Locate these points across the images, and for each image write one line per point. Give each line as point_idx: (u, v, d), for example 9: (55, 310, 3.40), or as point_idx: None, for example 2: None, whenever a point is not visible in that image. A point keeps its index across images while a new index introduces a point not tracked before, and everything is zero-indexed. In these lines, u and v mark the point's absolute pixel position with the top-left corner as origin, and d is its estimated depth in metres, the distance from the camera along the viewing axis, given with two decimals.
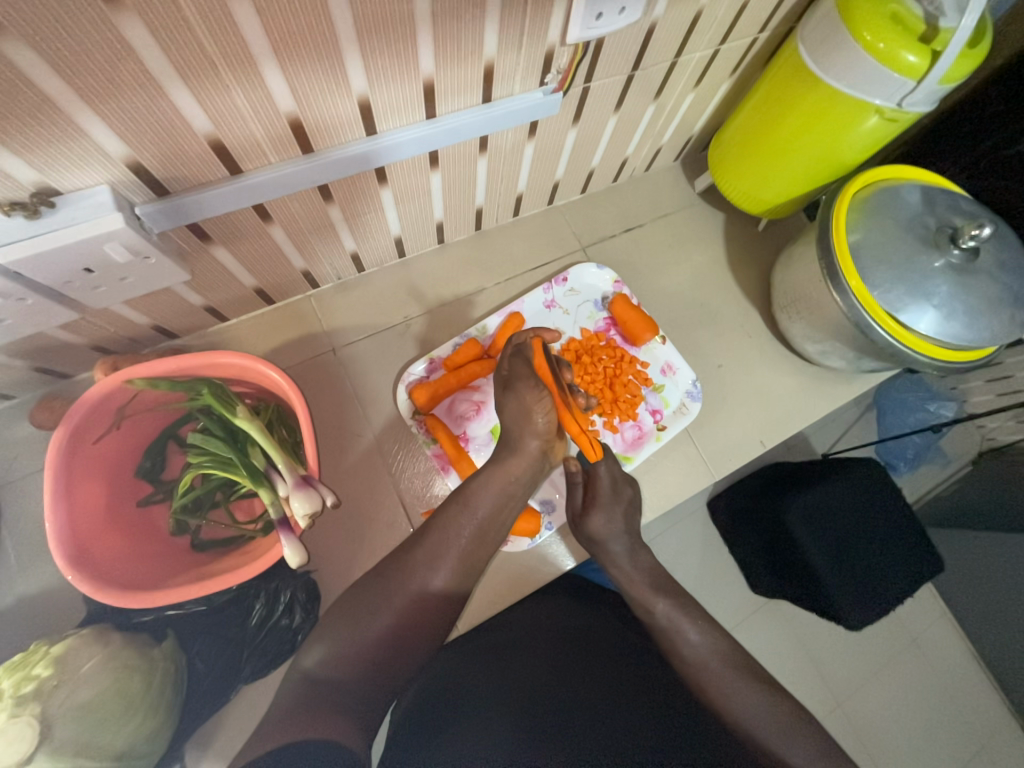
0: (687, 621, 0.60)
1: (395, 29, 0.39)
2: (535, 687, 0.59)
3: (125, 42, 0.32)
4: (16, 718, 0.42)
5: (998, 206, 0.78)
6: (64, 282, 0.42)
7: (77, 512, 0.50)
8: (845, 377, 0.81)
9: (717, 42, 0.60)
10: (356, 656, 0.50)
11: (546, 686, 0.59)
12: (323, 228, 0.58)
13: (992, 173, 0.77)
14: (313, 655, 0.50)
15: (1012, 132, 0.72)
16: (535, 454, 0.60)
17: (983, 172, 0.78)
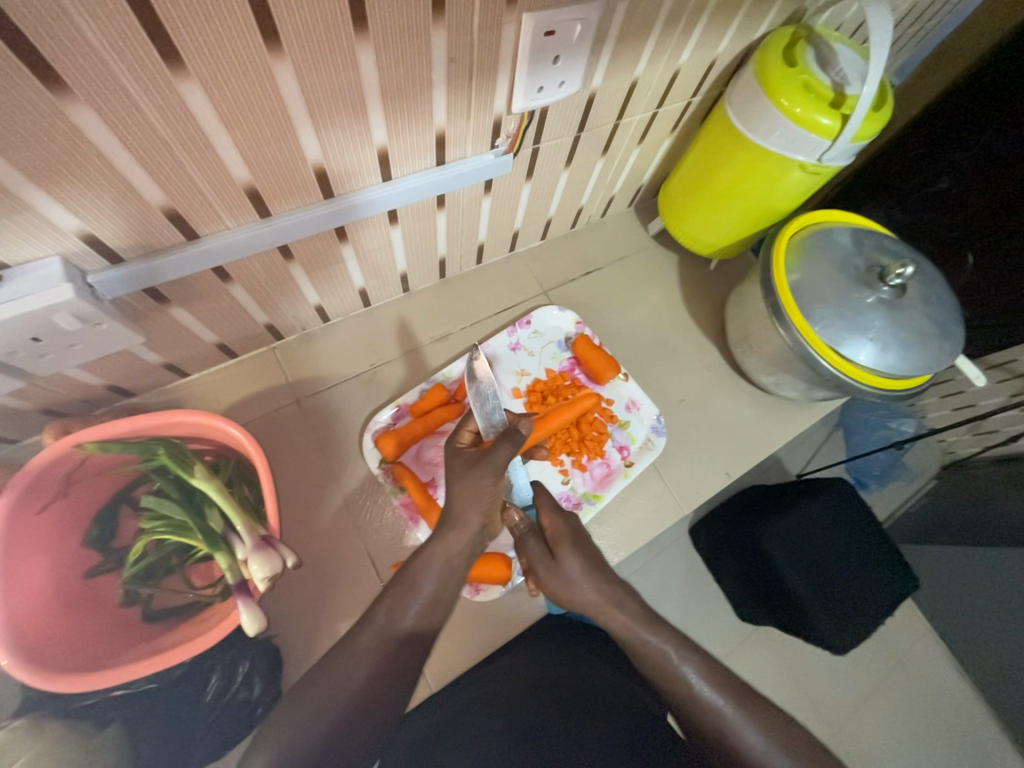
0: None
1: (345, 104, 0.42)
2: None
3: (75, 126, 0.33)
4: None
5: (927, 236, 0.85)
6: (9, 353, 0.41)
7: (16, 589, 0.47)
8: (801, 405, 0.84)
9: (655, 105, 0.66)
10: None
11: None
12: (284, 284, 0.59)
13: (918, 207, 0.84)
14: None
15: (931, 172, 0.79)
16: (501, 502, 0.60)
17: (911, 206, 0.84)
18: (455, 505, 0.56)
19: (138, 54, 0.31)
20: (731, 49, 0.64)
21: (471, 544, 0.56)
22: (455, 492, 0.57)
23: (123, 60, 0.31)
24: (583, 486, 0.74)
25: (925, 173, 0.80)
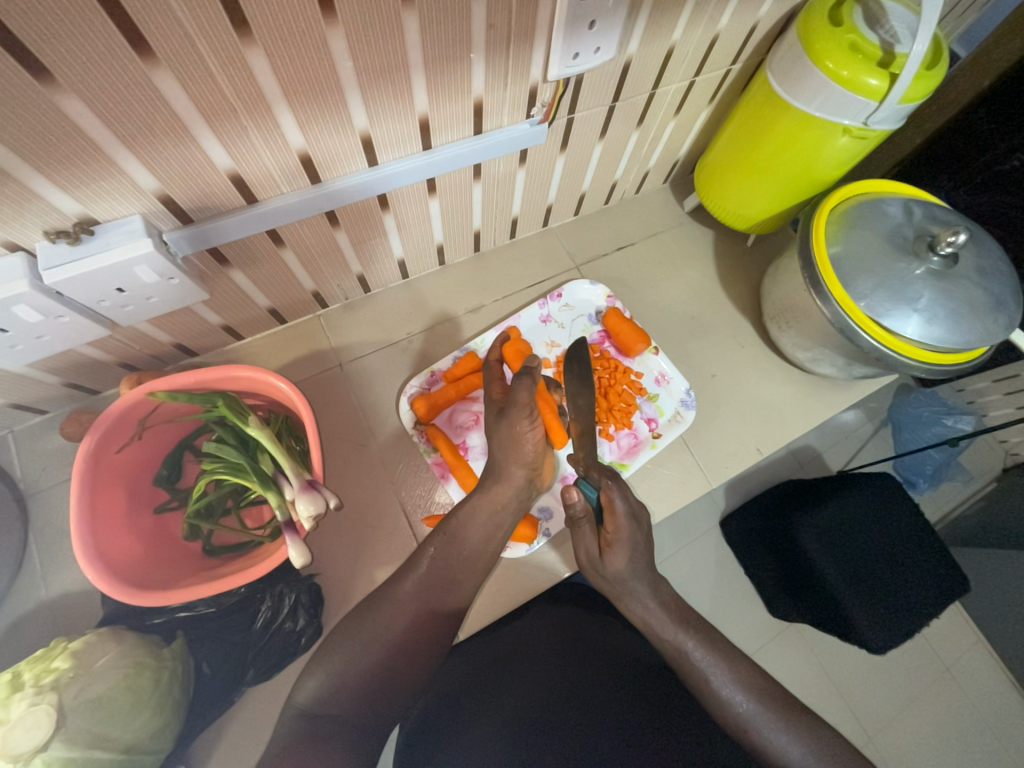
0: (694, 640, 0.56)
1: (391, 74, 0.45)
2: (548, 706, 0.57)
3: (158, 91, 0.37)
4: (35, 705, 0.45)
5: (996, 213, 0.82)
6: (98, 301, 0.47)
7: (99, 514, 0.53)
8: (841, 384, 0.82)
9: (692, 74, 0.65)
10: (354, 669, 0.50)
11: (561, 703, 0.57)
12: (331, 251, 0.63)
13: (986, 184, 0.80)
14: (305, 693, 0.49)
15: (1002, 148, 0.76)
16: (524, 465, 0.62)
17: (977, 184, 0.81)
18: (499, 460, 0.62)
19: (212, 24, 0.35)
20: (773, 12, 0.62)
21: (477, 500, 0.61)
22: (498, 447, 0.62)
23: (201, 31, 0.35)
24: (609, 454, 0.75)
25: (996, 149, 0.76)
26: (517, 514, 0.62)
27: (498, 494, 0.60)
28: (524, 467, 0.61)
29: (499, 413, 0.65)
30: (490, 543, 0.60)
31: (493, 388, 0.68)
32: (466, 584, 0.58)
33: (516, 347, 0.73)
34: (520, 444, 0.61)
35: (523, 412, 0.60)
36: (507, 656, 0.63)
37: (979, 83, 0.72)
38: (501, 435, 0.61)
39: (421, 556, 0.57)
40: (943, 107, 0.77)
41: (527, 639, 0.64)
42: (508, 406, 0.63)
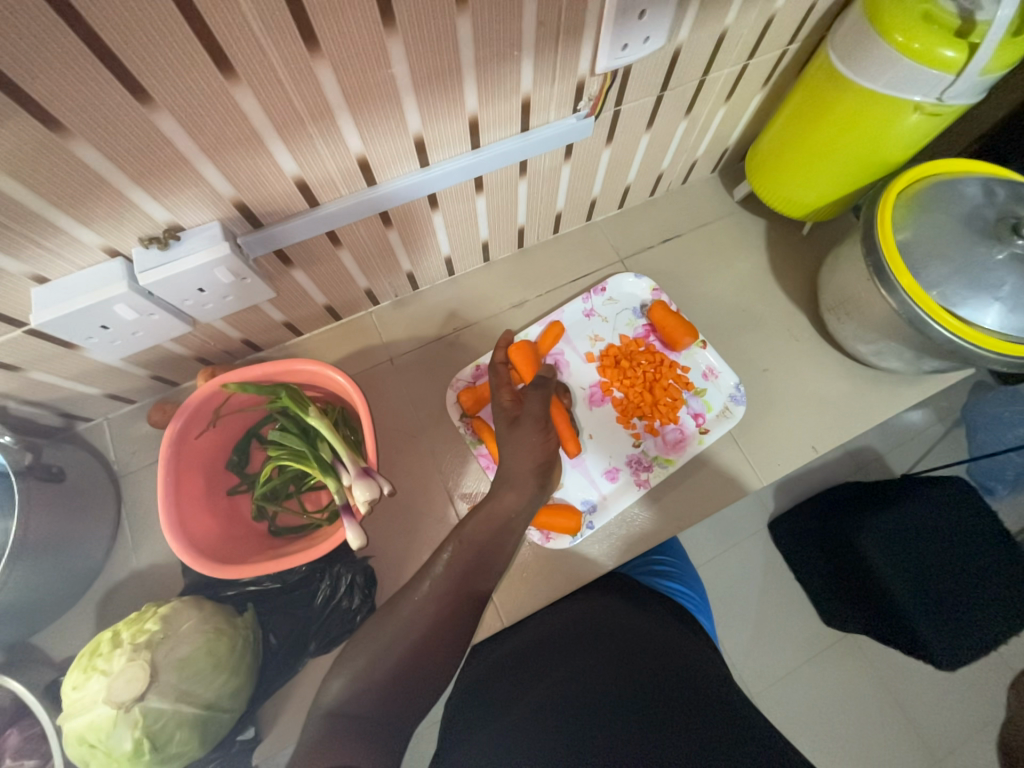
0: None
1: (445, 78, 0.46)
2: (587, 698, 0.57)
3: (237, 105, 0.40)
4: (133, 661, 0.50)
5: None
6: (182, 300, 0.52)
7: (182, 494, 0.59)
8: (906, 380, 0.78)
9: (745, 58, 0.63)
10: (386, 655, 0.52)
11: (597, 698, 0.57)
12: (384, 250, 0.66)
13: None
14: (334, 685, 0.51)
15: None
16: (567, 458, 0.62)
17: None
18: (511, 468, 0.62)
19: (286, 41, 0.37)
20: None
21: (513, 504, 0.61)
22: (507, 455, 0.64)
23: (277, 49, 0.38)
24: (654, 449, 0.74)
25: None
26: (528, 521, 0.62)
27: (508, 501, 0.60)
28: (535, 473, 0.63)
29: (512, 423, 0.66)
30: (502, 548, 0.58)
31: (501, 397, 0.68)
32: (489, 581, 0.57)
33: (524, 352, 0.72)
34: (534, 450, 0.63)
35: (537, 424, 0.64)
36: (542, 645, 0.63)
37: None
38: (510, 446, 0.64)
39: (434, 563, 0.57)
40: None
41: (562, 628, 0.65)
42: (520, 418, 0.65)
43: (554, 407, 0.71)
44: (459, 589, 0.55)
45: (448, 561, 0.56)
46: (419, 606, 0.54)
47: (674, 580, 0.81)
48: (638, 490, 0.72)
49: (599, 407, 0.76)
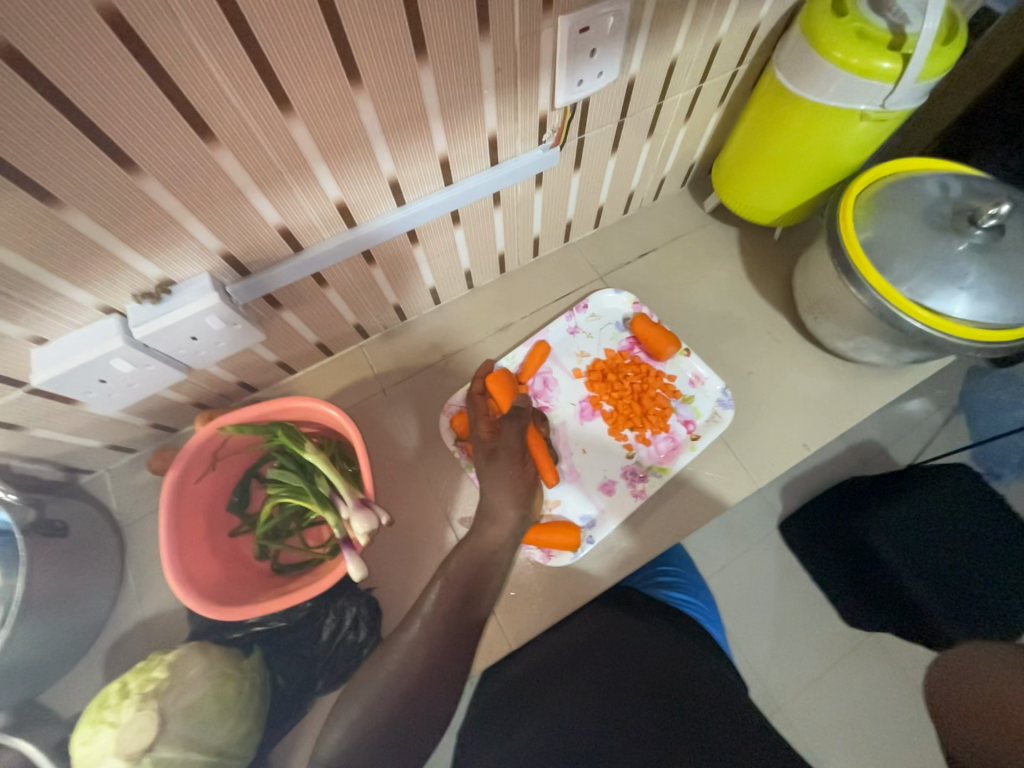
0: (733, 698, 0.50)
1: (413, 124, 0.49)
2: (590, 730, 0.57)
3: (219, 166, 0.43)
4: (141, 710, 0.50)
5: None
6: (176, 350, 0.54)
7: (184, 539, 0.59)
8: (890, 372, 0.79)
9: (697, 81, 0.67)
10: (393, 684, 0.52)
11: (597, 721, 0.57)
12: (369, 287, 0.68)
13: None
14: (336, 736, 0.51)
15: None
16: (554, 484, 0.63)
17: None
18: (491, 501, 0.63)
19: (263, 108, 0.41)
20: (774, 13, 0.64)
21: (508, 537, 0.62)
22: (488, 488, 0.64)
23: (253, 113, 0.41)
24: (649, 459, 0.75)
25: None
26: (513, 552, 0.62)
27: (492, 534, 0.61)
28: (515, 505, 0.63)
29: (489, 454, 0.66)
30: (489, 579, 0.60)
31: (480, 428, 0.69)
32: (483, 605, 0.58)
33: (501, 382, 0.72)
34: (513, 484, 0.63)
35: (514, 457, 0.64)
36: (540, 669, 0.63)
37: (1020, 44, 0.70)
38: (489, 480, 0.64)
39: (423, 602, 0.57)
40: (979, 76, 0.75)
41: (558, 649, 0.64)
42: (497, 452, 0.65)
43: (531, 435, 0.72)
44: (452, 624, 0.56)
45: (435, 600, 0.57)
46: (415, 641, 0.55)
47: (680, 589, 0.81)
48: (635, 501, 0.73)
49: (590, 421, 0.77)
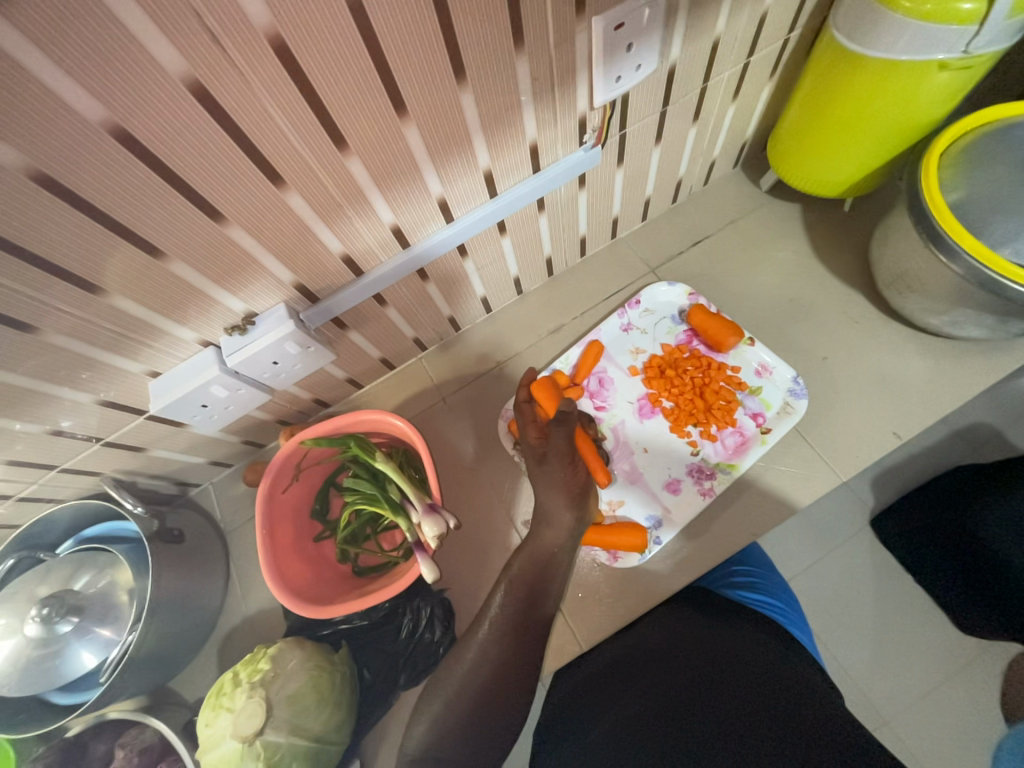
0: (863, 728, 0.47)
1: (457, 144, 0.52)
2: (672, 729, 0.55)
3: (289, 206, 0.48)
4: (252, 697, 0.56)
5: None
6: (262, 374, 0.60)
7: (277, 544, 0.66)
8: (997, 346, 0.70)
9: (745, 56, 0.64)
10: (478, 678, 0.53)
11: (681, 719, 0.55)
12: (424, 301, 0.72)
13: None
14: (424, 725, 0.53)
15: None
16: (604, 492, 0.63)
17: None
18: (546, 505, 0.64)
19: (323, 149, 0.44)
20: None
21: (571, 537, 0.62)
22: (543, 492, 0.65)
23: (315, 156, 0.45)
24: (715, 456, 0.72)
25: None
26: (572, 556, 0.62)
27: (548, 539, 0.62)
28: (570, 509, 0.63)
29: (540, 459, 0.68)
30: (552, 581, 0.60)
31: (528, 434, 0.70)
32: (549, 604, 0.59)
33: (546, 389, 0.71)
34: (567, 487, 0.65)
35: (564, 460, 0.66)
36: (615, 667, 0.63)
37: None
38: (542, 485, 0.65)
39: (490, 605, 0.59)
40: None
41: (631, 651, 0.64)
42: (547, 457, 0.67)
43: (581, 439, 0.72)
44: (520, 625, 0.57)
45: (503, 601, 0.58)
46: (485, 642, 0.56)
47: (759, 591, 0.76)
48: (703, 500, 0.70)
49: (649, 419, 0.76)
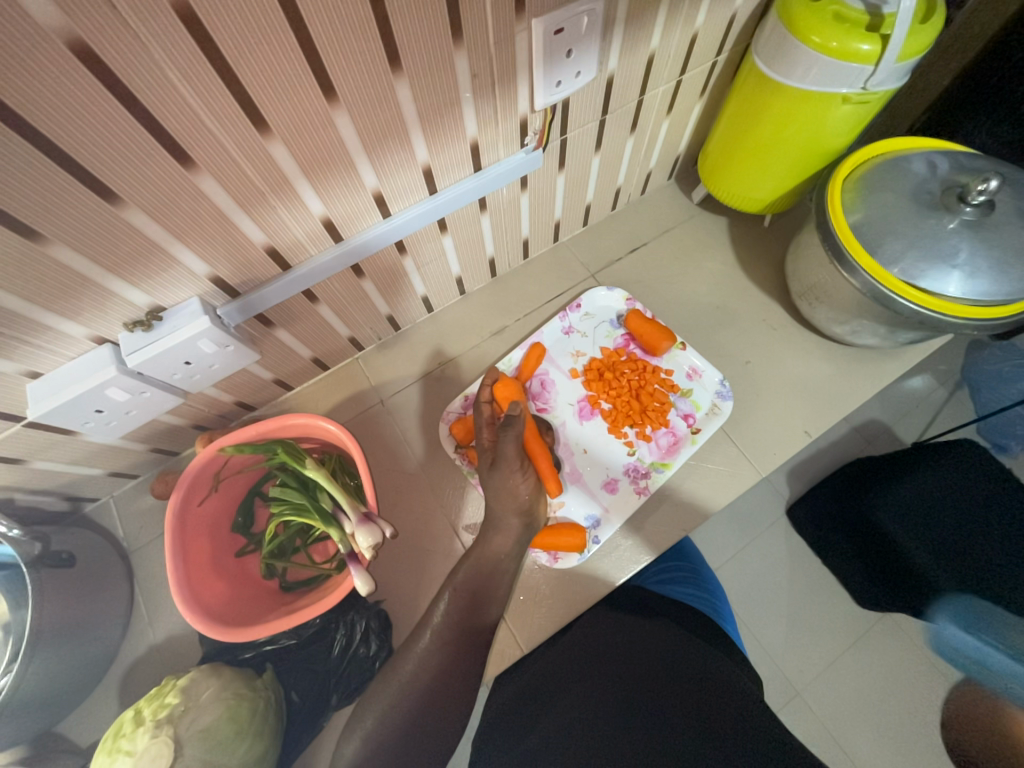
0: None
1: (393, 135, 0.49)
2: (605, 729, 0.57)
3: (200, 190, 0.43)
4: (156, 738, 0.50)
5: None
6: (171, 375, 0.54)
7: (190, 563, 0.59)
8: (889, 353, 0.79)
9: (677, 74, 0.67)
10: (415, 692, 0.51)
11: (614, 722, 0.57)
12: (360, 299, 0.68)
13: None
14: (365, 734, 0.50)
15: None
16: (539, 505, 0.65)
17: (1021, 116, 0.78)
18: (496, 509, 0.64)
19: (239, 129, 0.40)
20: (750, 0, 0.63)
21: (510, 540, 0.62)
22: (493, 497, 0.65)
23: (230, 136, 0.41)
24: (649, 455, 0.75)
25: None
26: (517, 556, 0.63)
27: (498, 543, 0.62)
28: (519, 514, 0.63)
29: (492, 463, 0.66)
30: (497, 587, 0.62)
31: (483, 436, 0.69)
32: (492, 612, 0.61)
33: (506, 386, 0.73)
34: (516, 492, 0.64)
35: (512, 465, 0.64)
36: (554, 673, 0.63)
37: (1007, 10, 0.70)
38: (492, 488, 0.64)
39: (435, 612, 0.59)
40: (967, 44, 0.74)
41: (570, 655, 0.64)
42: (498, 460, 0.65)
43: (532, 441, 0.71)
44: None
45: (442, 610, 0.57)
46: None
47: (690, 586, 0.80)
48: (638, 498, 0.73)
49: (589, 420, 0.77)
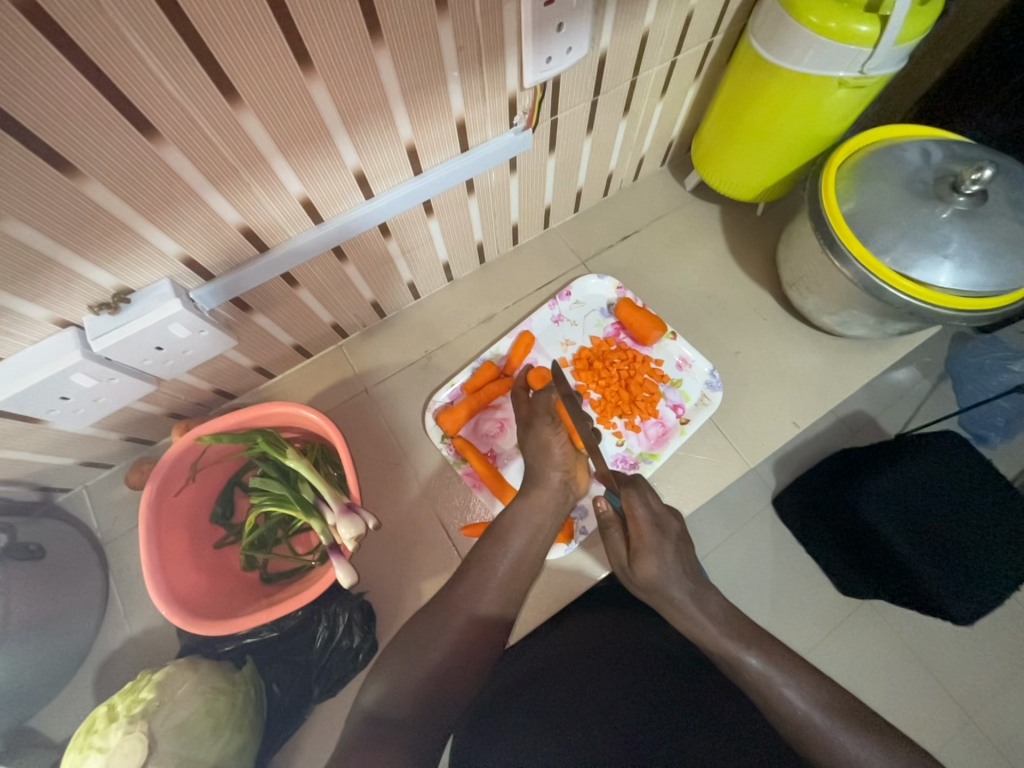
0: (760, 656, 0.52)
1: (375, 110, 0.47)
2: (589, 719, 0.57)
3: (169, 165, 0.41)
4: (129, 733, 0.49)
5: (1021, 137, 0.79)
6: (141, 361, 0.52)
7: (166, 554, 0.57)
8: (877, 343, 0.79)
9: (672, 53, 0.65)
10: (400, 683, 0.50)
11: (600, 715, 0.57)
12: (343, 284, 0.66)
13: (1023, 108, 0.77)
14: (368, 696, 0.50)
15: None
16: (549, 484, 0.63)
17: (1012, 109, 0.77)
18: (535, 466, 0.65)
19: (207, 98, 0.38)
20: None
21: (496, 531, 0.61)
22: (531, 454, 0.66)
23: (198, 106, 0.38)
24: (638, 446, 0.74)
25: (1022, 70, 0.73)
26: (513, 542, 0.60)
27: (536, 498, 0.62)
28: (558, 469, 0.64)
29: (527, 424, 0.68)
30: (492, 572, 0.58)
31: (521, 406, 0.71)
32: None
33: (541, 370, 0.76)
34: (549, 448, 0.65)
35: (545, 419, 0.66)
36: (543, 666, 0.63)
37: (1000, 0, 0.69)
38: (530, 446, 0.66)
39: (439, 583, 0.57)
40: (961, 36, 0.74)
41: (561, 650, 0.64)
42: (533, 419, 0.68)
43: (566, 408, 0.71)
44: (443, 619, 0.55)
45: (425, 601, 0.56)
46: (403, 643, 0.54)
47: None
48: None
49: None
